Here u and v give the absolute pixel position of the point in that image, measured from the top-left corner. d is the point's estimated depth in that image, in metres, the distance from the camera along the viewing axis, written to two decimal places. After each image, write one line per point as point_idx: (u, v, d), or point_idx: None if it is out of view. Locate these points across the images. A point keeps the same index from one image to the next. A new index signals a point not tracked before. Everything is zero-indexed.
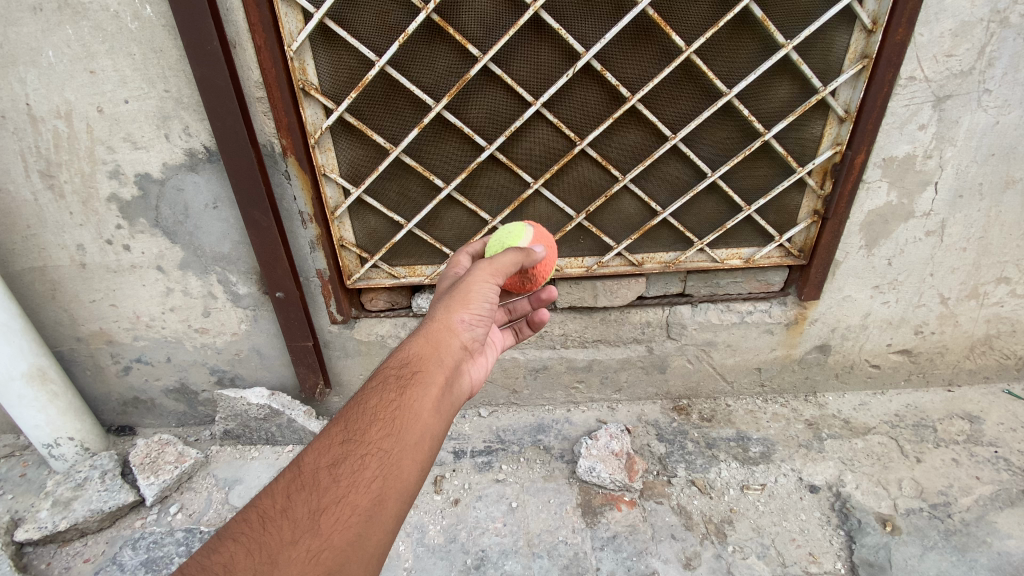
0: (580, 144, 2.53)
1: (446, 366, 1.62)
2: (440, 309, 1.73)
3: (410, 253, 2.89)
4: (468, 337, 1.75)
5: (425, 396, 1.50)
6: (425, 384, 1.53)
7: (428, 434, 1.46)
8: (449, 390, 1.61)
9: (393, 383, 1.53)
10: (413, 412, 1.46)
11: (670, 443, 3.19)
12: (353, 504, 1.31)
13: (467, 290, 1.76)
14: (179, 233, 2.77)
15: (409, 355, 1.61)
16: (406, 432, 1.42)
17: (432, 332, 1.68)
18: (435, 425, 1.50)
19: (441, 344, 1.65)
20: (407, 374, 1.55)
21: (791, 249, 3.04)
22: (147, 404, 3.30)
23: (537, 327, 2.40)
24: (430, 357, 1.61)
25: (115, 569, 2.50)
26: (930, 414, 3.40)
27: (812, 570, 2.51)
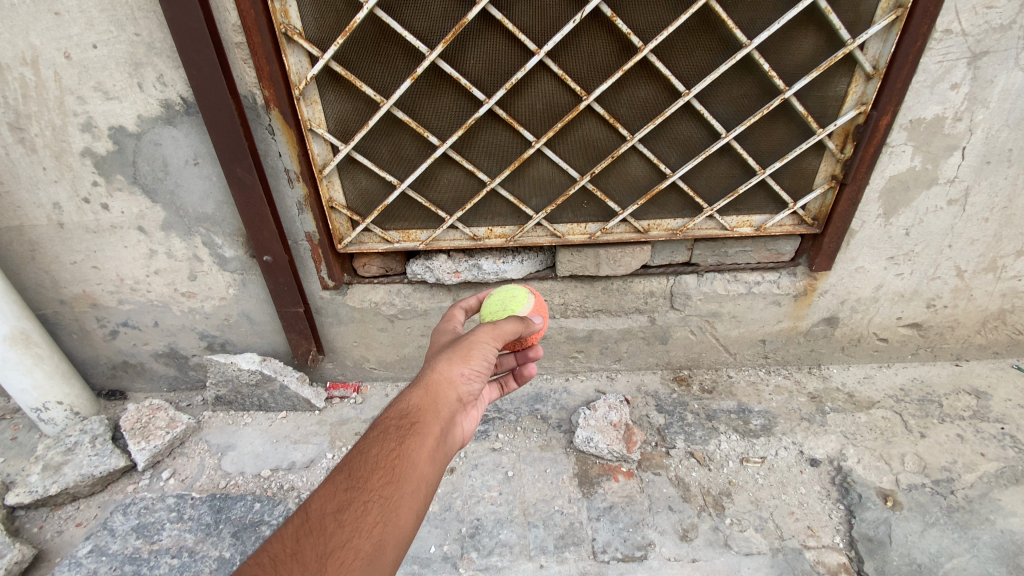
0: (586, 99, 2.34)
1: (444, 417, 1.62)
2: (439, 363, 1.72)
3: (403, 216, 2.73)
4: (465, 391, 1.73)
5: (423, 445, 1.50)
6: (425, 435, 1.53)
7: (425, 483, 1.46)
8: (444, 440, 1.61)
9: (394, 433, 1.51)
10: (413, 461, 1.46)
11: (669, 414, 3.14)
12: (356, 550, 1.28)
13: (464, 342, 1.76)
14: (160, 191, 2.62)
15: (407, 406, 1.60)
16: (406, 481, 1.42)
17: (431, 384, 1.67)
18: (431, 476, 1.50)
19: (440, 396, 1.65)
20: (406, 425, 1.54)
21: (805, 217, 2.87)
22: (137, 369, 3.23)
23: (524, 380, 2.30)
24: (427, 408, 1.61)
25: (106, 534, 2.42)
26: (935, 389, 3.33)
27: (811, 544, 2.48)
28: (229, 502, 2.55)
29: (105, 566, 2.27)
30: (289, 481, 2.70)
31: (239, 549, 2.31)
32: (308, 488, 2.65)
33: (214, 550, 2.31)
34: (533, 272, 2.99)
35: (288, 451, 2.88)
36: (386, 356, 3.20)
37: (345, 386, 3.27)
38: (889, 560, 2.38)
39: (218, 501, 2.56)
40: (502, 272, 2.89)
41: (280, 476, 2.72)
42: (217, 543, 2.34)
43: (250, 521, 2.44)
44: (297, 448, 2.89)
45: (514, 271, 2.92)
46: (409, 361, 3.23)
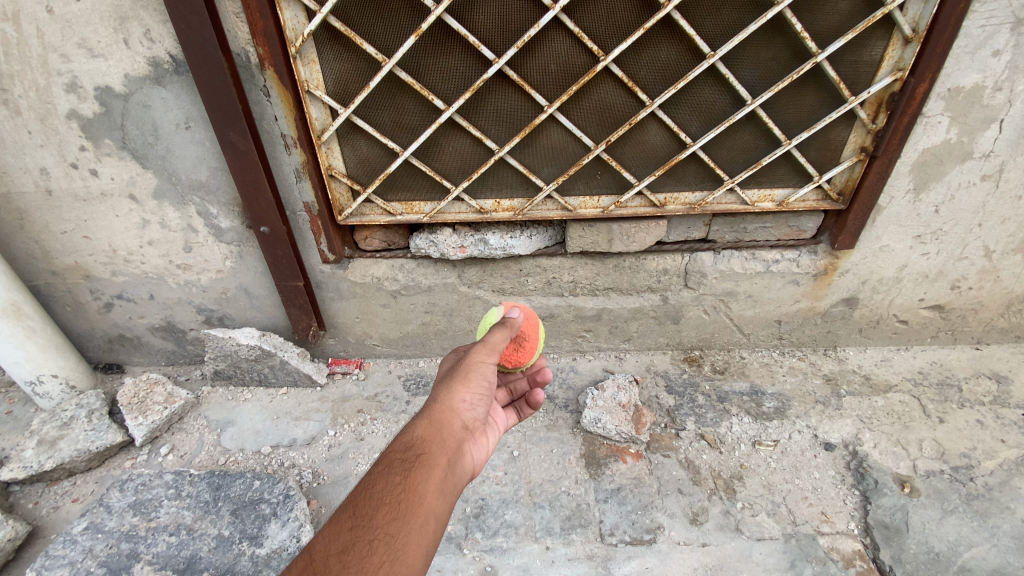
0: (604, 60, 2.17)
1: (450, 446, 1.53)
2: (440, 392, 1.66)
3: (406, 187, 2.59)
4: (468, 418, 1.67)
5: (431, 476, 1.39)
6: (431, 464, 1.42)
7: (434, 516, 1.34)
8: (453, 470, 1.49)
9: (399, 465, 1.40)
10: (421, 493, 1.34)
11: (679, 395, 3.05)
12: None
13: (464, 366, 1.72)
14: (151, 157, 2.48)
15: (413, 436, 1.50)
16: (414, 515, 1.30)
17: (435, 414, 1.60)
18: (441, 511, 1.38)
19: (443, 425, 1.57)
20: (412, 456, 1.43)
21: (830, 192, 2.72)
22: (134, 342, 3.15)
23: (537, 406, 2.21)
24: (433, 437, 1.52)
25: (103, 510, 2.31)
26: (955, 373, 3.23)
27: (825, 529, 2.41)
28: (228, 479, 2.45)
29: (101, 544, 2.18)
30: (290, 458, 2.66)
31: (238, 527, 2.25)
32: (309, 466, 2.62)
33: (214, 528, 2.24)
34: (542, 248, 2.85)
35: (289, 428, 2.82)
36: (389, 333, 3.11)
37: (347, 362, 3.19)
38: (906, 547, 2.31)
39: (217, 478, 2.46)
40: (509, 248, 2.75)
41: (281, 453, 2.68)
42: (217, 522, 2.27)
43: (250, 499, 2.36)
44: (298, 425, 2.83)
45: (521, 248, 2.77)
46: (412, 338, 3.14)
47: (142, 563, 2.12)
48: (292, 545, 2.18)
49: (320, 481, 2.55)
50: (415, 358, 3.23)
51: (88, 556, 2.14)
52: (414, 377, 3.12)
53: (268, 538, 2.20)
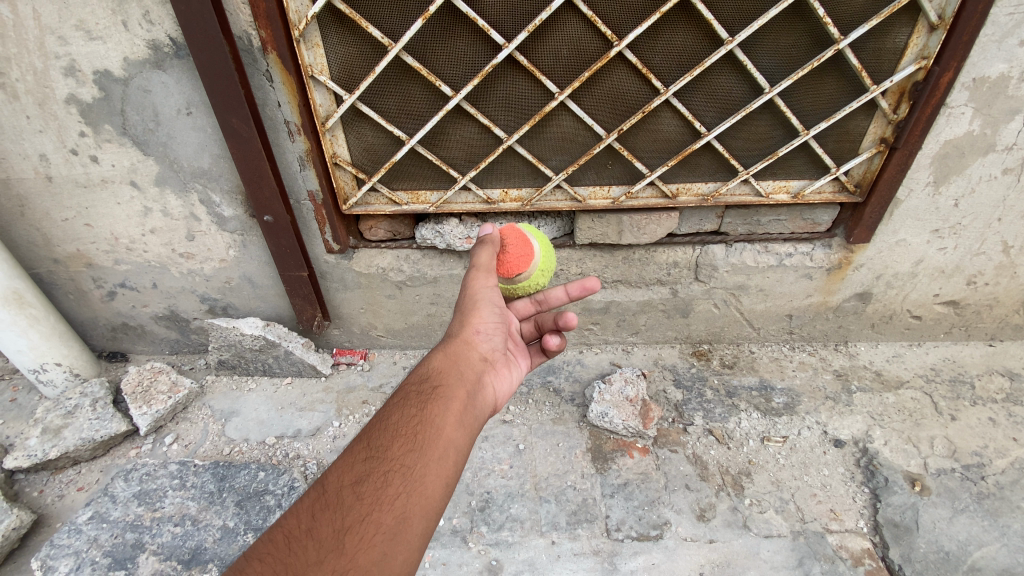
0: (617, 45, 2.09)
1: (466, 379, 1.53)
2: (454, 328, 1.68)
3: (412, 176, 2.53)
4: (484, 350, 1.73)
5: (448, 407, 1.38)
6: (447, 396, 1.41)
7: (454, 446, 1.32)
8: (472, 404, 1.48)
9: (415, 397, 1.40)
10: (438, 424, 1.32)
11: (687, 390, 3.01)
12: (378, 523, 1.11)
13: (474, 301, 1.73)
14: (151, 143, 2.43)
15: (428, 370, 1.51)
16: (433, 445, 1.27)
17: (449, 350, 1.61)
18: (461, 442, 1.35)
19: (458, 358, 1.59)
20: (428, 388, 1.43)
21: (847, 184, 2.65)
22: (137, 331, 3.12)
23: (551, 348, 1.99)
24: (449, 371, 1.53)
25: (107, 500, 2.30)
26: (967, 370, 3.18)
27: (833, 527, 2.38)
28: (233, 470, 2.44)
29: (106, 534, 2.17)
30: (294, 448, 2.64)
31: (243, 519, 2.24)
32: (314, 457, 2.61)
33: (219, 519, 2.23)
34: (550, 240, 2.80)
35: (294, 419, 2.79)
36: (394, 324, 3.07)
37: (352, 352, 3.16)
38: (916, 547, 2.28)
39: (221, 469, 2.45)
40: None
41: (285, 444, 2.66)
42: (221, 513, 2.26)
43: (255, 490, 2.35)
44: (303, 417, 2.80)
45: None
46: (418, 329, 3.10)
47: (147, 553, 2.11)
48: None
49: None
50: (420, 350, 3.20)
51: (93, 546, 2.12)
52: None
53: None
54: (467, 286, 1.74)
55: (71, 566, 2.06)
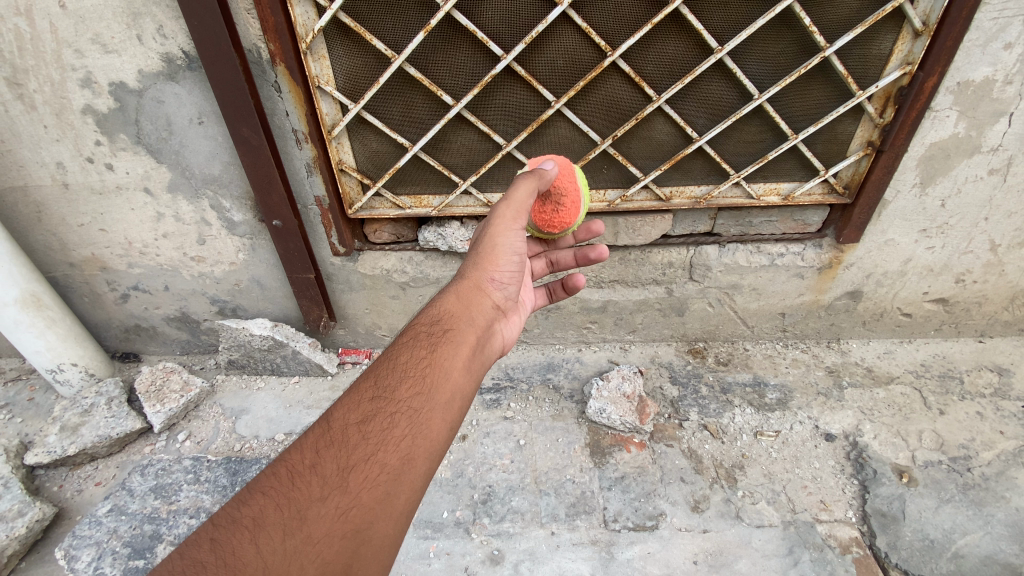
0: (611, 55, 2.18)
1: (477, 326, 1.56)
2: (467, 271, 1.68)
3: (415, 180, 2.63)
4: (500, 297, 1.73)
5: (456, 356, 1.43)
6: (456, 343, 1.46)
7: (458, 393, 1.38)
8: (480, 350, 1.54)
9: (424, 341, 1.45)
10: (445, 370, 1.37)
11: (683, 386, 3.10)
12: (381, 464, 1.19)
13: (495, 244, 1.70)
14: (164, 151, 2.52)
15: (439, 312, 1.54)
16: (438, 391, 1.34)
17: (462, 292, 1.61)
18: (465, 388, 1.42)
19: (471, 304, 1.60)
20: (438, 333, 1.47)
21: (836, 186, 2.75)
22: (150, 332, 3.22)
23: (572, 290, 2.26)
24: (460, 316, 1.55)
25: (125, 493, 2.40)
26: (957, 366, 3.26)
27: (822, 517, 2.47)
28: (244, 465, 2.55)
29: (125, 526, 2.26)
30: None
31: None
32: None
33: None
34: None
35: (302, 416, 2.89)
36: (398, 324, 3.16)
37: (357, 352, 3.26)
38: (902, 535, 2.37)
39: (233, 463, 2.56)
40: None
41: (294, 440, 2.75)
42: None
43: None
44: (311, 414, 2.90)
45: None
46: None
47: (164, 543, 2.21)
48: None
49: None
50: None
51: (113, 536, 2.22)
52: None
53: None
54: (486, 228, 1.70)
55: (93, 555, 2.16)
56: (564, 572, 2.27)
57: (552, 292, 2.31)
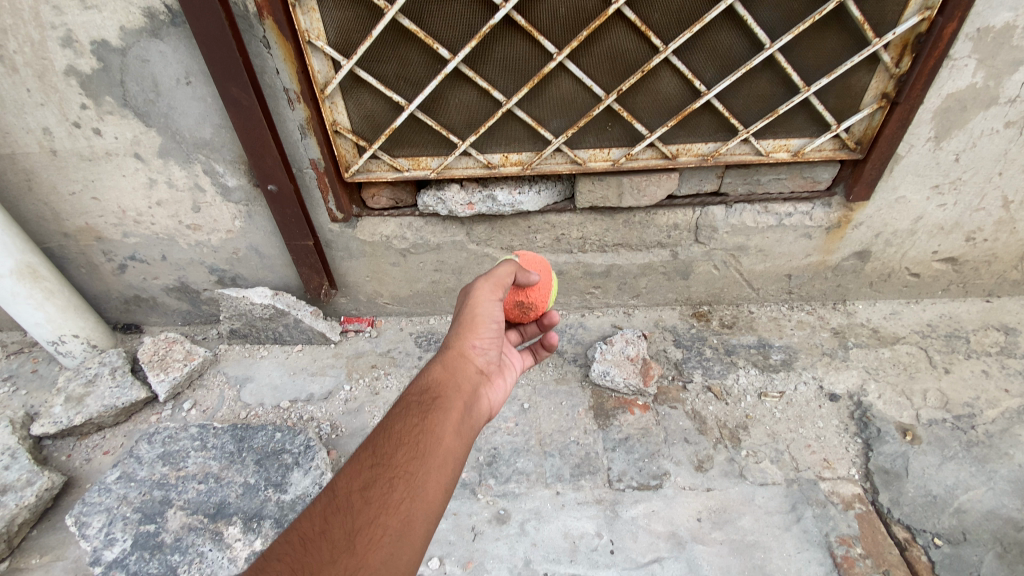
0: (616, 2, 2.07)
1: (465, 391, 1.58)
2: (451, 339, 1.70)
3: (413, 141, 2.53)
4: (481, 363, 1.75)
5: (447, 419, 1.44)
6: (447, 407, 1.48)
7: (452, 455, 1.39)
8: (470, 414, 1.55)
9: (415, 407, 1.46)
10: (438, 434, 1.39)
11: (687, 349, 3.07)
12: (385, 528, 1.20)
13: (476, 311, 1.72)
14: (153, 115, 2.44)
15: (428, 380, 1.56)
16: (433, 453, 1.35)
17: (447, 361, 1.64)
18: (458, 451, 1.43)
19: (457, 371, 1.62)
20: (428, 400, 1.48)
21: (848, 141, 2.65)
22: (150, 303, 3.20)
23: (551, 348, 2.14)
24: (447, 383, 1.56)
25: (133, 461, 2.42)
26: (963, 325, 3.23)
27: (826, 475, 2.48)
28: (250, 432, 2.54)
29: (134, 492, 2.30)
30: (308, 411, 2.75)
31: (263, 476, 2.36)
32: (327, 419, 2.72)
33: (240, 476, 2.35)
34: (550, 205, 2.77)
35: (306, 383, 2.90)
36: (399, 291, 3.12)
37: (360, 320, 3.23)
38: (905, 491, 2.38)
39: (240, 431, 2.55)
40: (517, 205, 2.67)
41: (299, 407, 2.77)
42: (243, 471, 2.37)
43: (273, 450, 2.45)
44: (314, 381, 2.90)
45: (529, 204, 2.69)
46: (423, 297, 3.16)
47: (174, 508, 2.24)
48: (315, 491, 2.30)
49: (338, 432, 2.66)
50: (426, 316, 3.27)
51: (123, 503, 2.26)
52: (425, 334, 3.17)
53: (292, 484, 2.32)
54: (466, 296, 1.73)
55: (104, 522, 2.20)
56: (569, 530, 2.30)
57: (534, 351, 2.18)
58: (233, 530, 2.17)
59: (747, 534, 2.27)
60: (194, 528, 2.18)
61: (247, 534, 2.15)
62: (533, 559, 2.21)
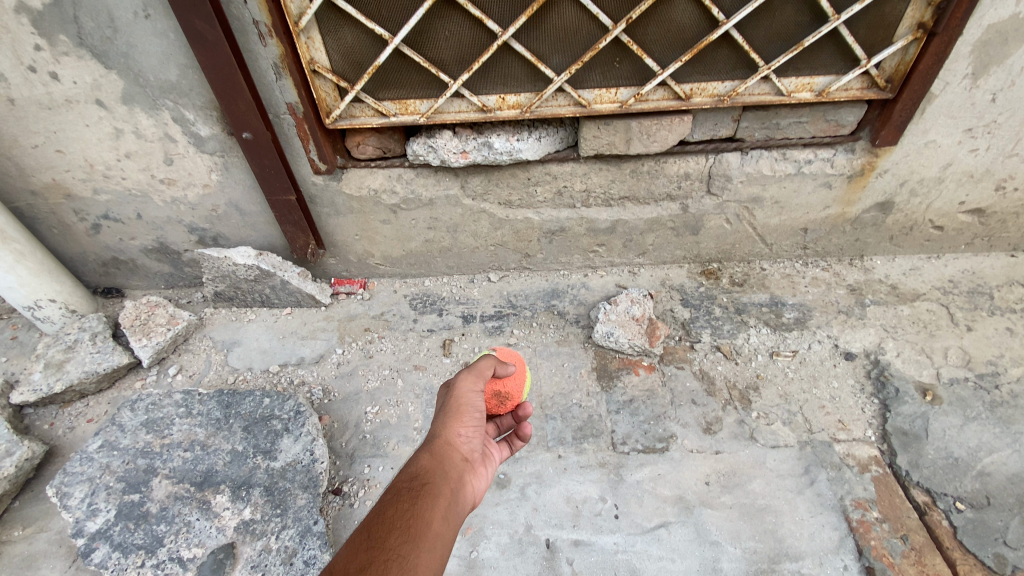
0: None
1: (453, 480, 1.44)
2: (436, 427, 1.57)
3: (399, 82, 2.30)
4: (467, 451, 1.60)
5: (437, 505, 1.30)
6: (437, 493, 1.34)
7: (444, 543, 1.24)
8: (458, 504, 1.40)
9: (404, 493, 1.31)
10: (429, 521, 1.25)
11: (695, 308, 2.87)
12: None
13: (461, 402, 1.62)
14: (112, 55, 2.20)
15: (414, 468, 1.42)
16: (425, 539, 1.20)
17: (433, 450, 1.50)
18: (448, 543, 1.26)
19: (445, 459, 1.49)
20: (416, 487, 1.34)
21: (878, 78, 2.40)
22: (129, 266, 3.03)
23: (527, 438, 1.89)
24: (433, 471, 1.42)
25: (116, 429, 2.31)
26: (987, 281, 3.06)
27: (840, 437, 2.38)
28: (238, 397, 2.42)
29: (118, 461, 2.21)
30: (299, 375, 2.64)
31: (251, 443, 2.25)
32: (319, 383, 2.60)
33: (228, 444, 2.25)
34: (551, 153, 2.55)
35: (296, 346, 2.77)
36: (391, 251, 2.95)
37: (351, 282, 3.06)
38: (924, 453, 2.28)
39: (226, 396, 2.43)
40: (516, 153, 2.45)
41: (289, 371, 2.65)
42: (230, 438, 2.27)
43: (261, 416, 2.34)
44: (305, 344, 2.77)
45: (529, 152, 2.47)
46: (416, 256, 2.99)
47: (159, 477, 2.15)
48: (306, 458, 2.20)
49: (331, 397, 2.55)
50: (420, 278, 3.11)
51: (106, 472, 2.17)
52: (420, 296, 3.01)
53: (282, 451, 2.22)
54: (451, 387, 1.65)
55: (86, 492, 2.11)
56: (572, 494, 2.19)
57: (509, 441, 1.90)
58: (221, 498, 2.09)
59: (758, 498, 2.18)
60: (180, 497, 2.09)
61: (235, 503, 2.08)
62: (535, 525, 2.11)
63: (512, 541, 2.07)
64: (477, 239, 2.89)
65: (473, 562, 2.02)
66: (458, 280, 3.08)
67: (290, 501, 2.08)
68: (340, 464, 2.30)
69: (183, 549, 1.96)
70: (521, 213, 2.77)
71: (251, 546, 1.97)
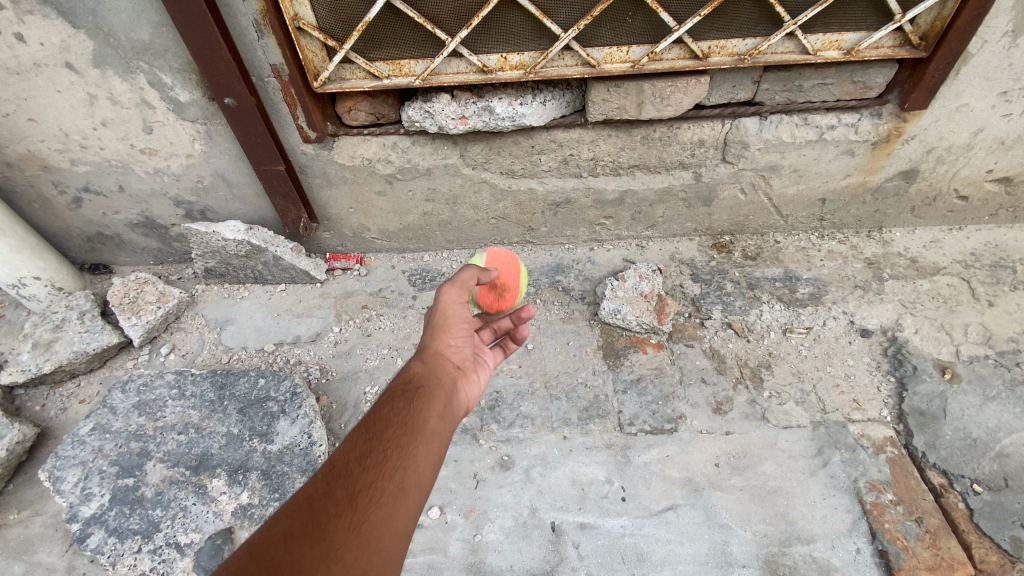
0: None
1: (447, 383, 1.41)
2: (425, 337, 1.53)
3: (392, 40, 2.11)
4: (458, 359, 1.55)
5: (432, 403, 1.27)
6: (432, 396, 1.30)
7: (441, 439, 1.22)
8: (454, 404, 1.37)
9: (398, 396, 1.27)
10: (426, 418, 1.22)
11: (706, 283, 2.74)
12: (384, 491, 1.04)
13: (447, 314, 1.57)
14: (78, 11, 1.98)
15: (405, 374, 1.37)
16: (422, 432, 1.18)
17: (424, 358, 1.45)
18: (444, 436, 1.25)
19: (436, 366, 1.44)
20: (409, 388, 1.30)
21: (912, 35, 2.21)
22: (115, 241, 2.90)
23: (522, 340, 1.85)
24: (427, 375, 1.38)
25: (107, 412, 2.24)
26: (1011, 254, 2.92)
27: (855, 417, 2.30)
28: (232, 378, 2.33)
29: (110, 444, 2.14)
30: (295, 355, 2.55)
31: (247, 425, 2.18)
32: (316, 363, 2.52)
33: (223, 426, 2.18)
34: (557, 119, 2.37)
35: (292, 324, 2.67)
36: (388, 224, 2.81)
37: (347, 257, 2.93)
38: (941, 434, 2.21)
39: (220, 376, 2.33)
40: (519, 118, 2.27)
41: (285, 350, 2.56)
42: (225, 421, 2.19)
43: (256, 398, 2.25)
44: (300, 323, 2.67)
45: (533, 117, 2.28)
46: (415, 230, 2.85)
47: (153, 461, 2.09)
48: (304, 441, 2.12)
49: (328, 376, 2.47)
50: (419, 252, 2.98)
51: (99, 456, 2.11)
52: (419, 273, 2.89)
53: (278, 434, 2.14)
54: (436, 300, 1.58)
55: (79, 476, 2.06)
56: (577, 476, 2.11)
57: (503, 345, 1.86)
58: (217, 482, 2.03)
59: (769, 480, 2.13)
60: (175, 481, 2.04)
61: (232, 487, 2.02)
62: (540, 507, 2.04)
63: (517, 524, 2.01)
64: (478, 212, 2.75)
65: (476, 545, 1.97)
66: (459, 255, 2.95)
67: (288, 485, 2.01)
68: (340, 446, 2.24)
69: (180, 534, 1.91)
70: (525, 183, 2.62)
71: (249, 531, 1.92)
